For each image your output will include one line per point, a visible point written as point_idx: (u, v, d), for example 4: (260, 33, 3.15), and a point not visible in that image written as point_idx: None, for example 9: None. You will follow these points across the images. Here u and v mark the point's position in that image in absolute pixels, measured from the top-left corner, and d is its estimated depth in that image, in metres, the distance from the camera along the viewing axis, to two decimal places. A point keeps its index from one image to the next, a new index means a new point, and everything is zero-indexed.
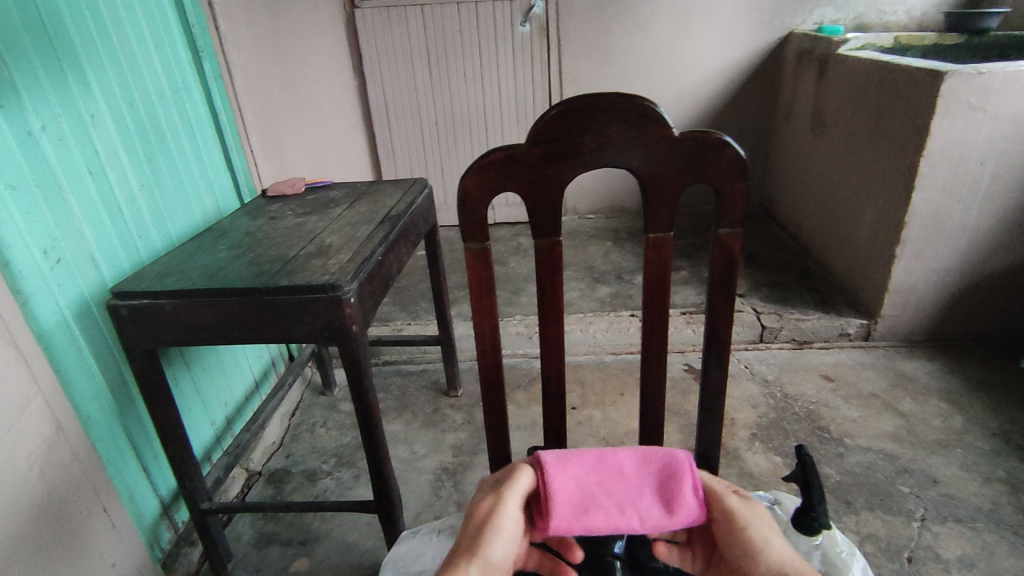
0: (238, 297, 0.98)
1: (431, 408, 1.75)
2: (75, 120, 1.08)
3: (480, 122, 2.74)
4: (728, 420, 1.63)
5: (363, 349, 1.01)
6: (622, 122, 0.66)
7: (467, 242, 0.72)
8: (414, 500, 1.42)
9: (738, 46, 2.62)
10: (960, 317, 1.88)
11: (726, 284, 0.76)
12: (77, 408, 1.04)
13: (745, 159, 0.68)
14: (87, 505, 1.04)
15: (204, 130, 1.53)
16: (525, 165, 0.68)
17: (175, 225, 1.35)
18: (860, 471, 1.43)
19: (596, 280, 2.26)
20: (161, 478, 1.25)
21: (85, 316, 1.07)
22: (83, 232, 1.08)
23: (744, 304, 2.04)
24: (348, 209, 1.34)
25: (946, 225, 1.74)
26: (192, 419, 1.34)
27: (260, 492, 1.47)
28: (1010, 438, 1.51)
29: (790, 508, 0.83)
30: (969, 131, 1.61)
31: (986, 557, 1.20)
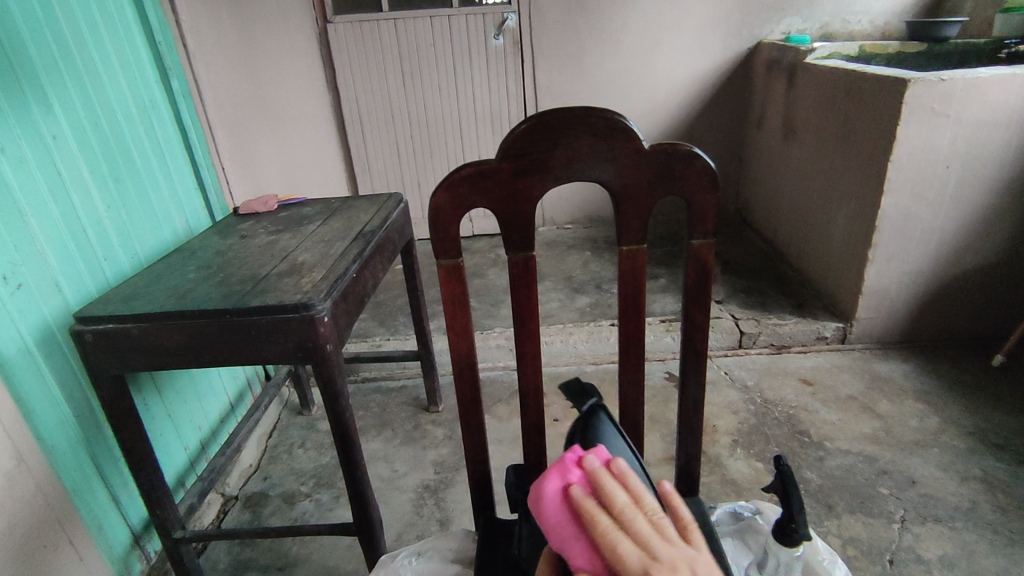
0: (207, 319, 0.95)
1: (412, 424, 1.73)
2: (37, 142, 1.05)
3: (456, 134, 2.73)
4: (710, 427, 1.63)
5: (338, 368, 0.99)
6: (592, 136, 0.66)
7: (440, 259, 0.71)
8: (395, 520, 1.39)
9: (709, 56, 2.67)
10: (932, 318, 1.92)
11: (700, 294, 0.76)
12: (40, 438, 1.00)
13: (715, 170, 0.69)
14: (51, 539, 1.00)
15: (174, 149, 1.50)
16: (496, 180, 0.67)
17: (144, 246, 1.32)
18: (840, 474, 1.44)
19: (576, 290, 2.26)
20: (131, 507, 1.21)
21: (50, 342, 1.04)
22: (45, 255, 1.05)
23: (722, 310, 2.05)
24: (322, 226, 1.32)
25: (915, 228, 1.77)
26: (164, 444, 1.30)
27: (237, 517, 1.43)
28: (986, 436, 1.53)
29: (773, 517, 0.79)
30: (933, 136, 1.65)
31: (965, 557, 1.22)
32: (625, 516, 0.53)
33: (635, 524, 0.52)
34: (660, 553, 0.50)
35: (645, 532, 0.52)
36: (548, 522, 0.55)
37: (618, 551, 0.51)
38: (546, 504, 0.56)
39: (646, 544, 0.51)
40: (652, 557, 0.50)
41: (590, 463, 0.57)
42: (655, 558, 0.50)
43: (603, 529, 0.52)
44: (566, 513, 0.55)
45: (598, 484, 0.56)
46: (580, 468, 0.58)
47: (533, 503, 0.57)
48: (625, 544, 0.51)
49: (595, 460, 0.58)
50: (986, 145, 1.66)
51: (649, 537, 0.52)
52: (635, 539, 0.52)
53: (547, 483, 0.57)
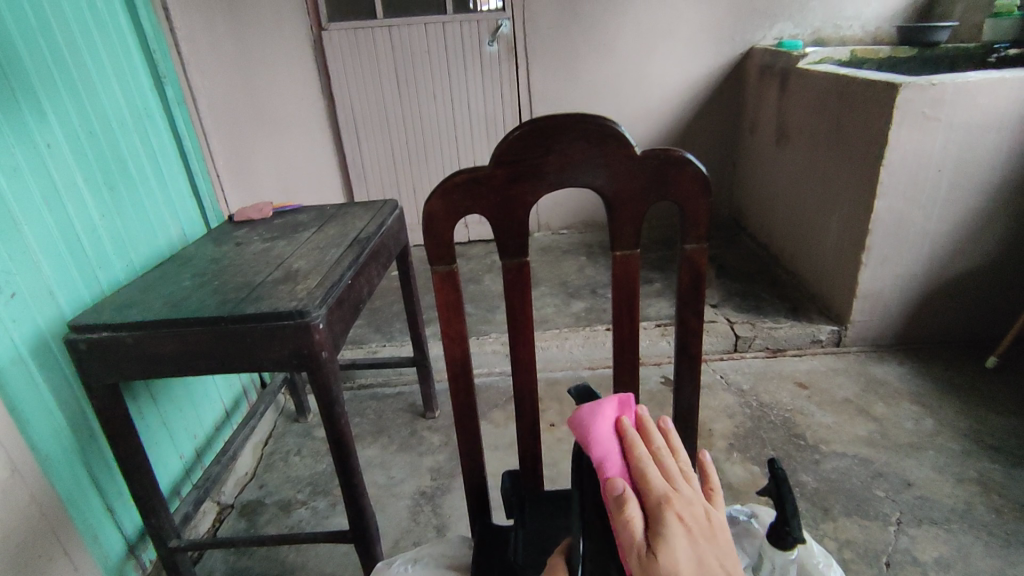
0: (203, 326, 0.95)
1: (408, 431, 1.72)
2: (31, 150, 1.05)
3: (452, 140, 2.74)
4: (706, 431, 1.63)
5: (333, 375, 0.99)
6: (585, 142, 0.66)
7: (434, 266, 0.71)
8: (392, 527, 1.39)
9: (702, 62, 2.68)
10: (926, 321, 1.93)
11: (694, 299, 0.76)
12: (34, 447, 1.00)
13: (707, 175, 0.69)
14: (45, 549, 0.99)
15: (168, 156, 1.50)
16: (489, 186, 0.68)
17: (138, 254, 1.32)
18: (836, 477, 1.44)
19: (572, 295, 2.27)
20: (125, 516, 1.20)
21: (44, 351, 1.03)
22: (39, 263, 1.04)
23: (717, 314, 2.06)
24: (317, 233, 1.32)
25: (908, 231, 1.78)
26: (159, 452, 1.29)
27: (232, 525, 1.43)
28: (980, 438, 1.54)
29: (768, 521, 0.79)
30: (924, 141, 1.66)
31: (962, 559, 1.22)
32: (660, 455, 0.57)
33: (668, 464, 0.55)
34: (686, 491, 0.53)
35: (677, 473, 0.55)
36: (592, 432, 0.58)
37: (650, 475, 0.53)
38: (593, 419, 0.59)
39: (673, 479, 0.54)
40: (679, 490, 0.52)
41: (642, 410, 0.61)
42: (679, 489, 0.53)
43: (641, 452, 0.55)
44: (611, 430, 0.58)
45: (643, 428, 0.59)
46: (632, 407, 0.62)
47: (583, 412, 0.60)
48: (655, 472, 0.54)
49: (648, 411, 0.62)
50: (977, 149, 1.68)
51: (679, 478, 0.54)
52: (666, 473, 0.54)
53: (602, 404, 0.61)
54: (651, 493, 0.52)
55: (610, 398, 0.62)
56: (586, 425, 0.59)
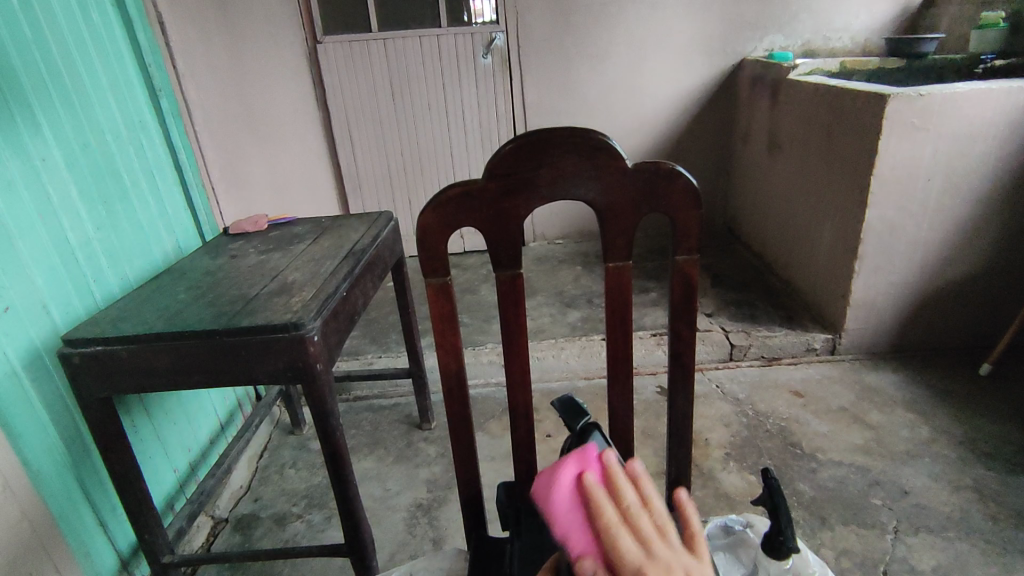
0: (197, 340, 0.95)
1: (404, 442, 1.72)
2: (26, 165, 1.06)
3: (446, 151, 2.75)
4: (702, 441, 1.63)
5: (328, 388, 0.99)
6: (576, 155, 0.67)
7: (429, 278, 0.71)
8: (388, 540, 1.38)
9: (695, 73, 2.71)
10: (920, 328, 1.94)
11: (687, 310, 0.77)
12: (26, 463, 0.99)
13: (698, 188, 0.70)
14: (37, 565, 0.99)
15: (163, 170, 1.51)
16: (483, 199, 0.68)
17: (133, 267, 1.32)
18: (832, 486, 1.45)
19: (567, 305, 2.27)
20: (118, 532, 1.19)
21: (37, 365, 1.03)
22: (33, 278, 1.04)
23: (713, 323, 2.07)
24: (311, 245, 1.33)
25: (900, 239, 1.80)
26: (153, 467, 1.29)
27: (227, 540, 1.42)
28: (975, 445, 1.54)
29: (763, 530, 0.79)
30: (914, 150, 1.68)
31: (958, 567, 1.22)
32: (632, 515, 0.54)
33: (640, 528, 0.53)
34: (663, 558, 0.52)
35: (651, 538, 0.53)
36: (552, 501, 0.53)
37: (622, 551, 0.52)
38: (553, 487, 0.54)
39: (648, 548, 0.53)
40: (653, 562, 0.52)
41: (609, 459, 0.56)
42: (653, 565, 0.51)
43: (609, 524, 0.52)
44: (575, 497, 0.54)
45: (612, 482, 0.55)
46: (596, 458, 0.56)
47: (548, 474, 0.55)
48: (627, 544, 0.52)
49: (612, 457, 0.57)
50: (966, 158, 1.70)
51: (653, 543, 0.53)
52: (639, 540, 0.53)
53: (562, 466, 0.55)
54: (625, 573, 0.51)
55: (571, 458, 0.55)
56: (546, 496, 0.54)
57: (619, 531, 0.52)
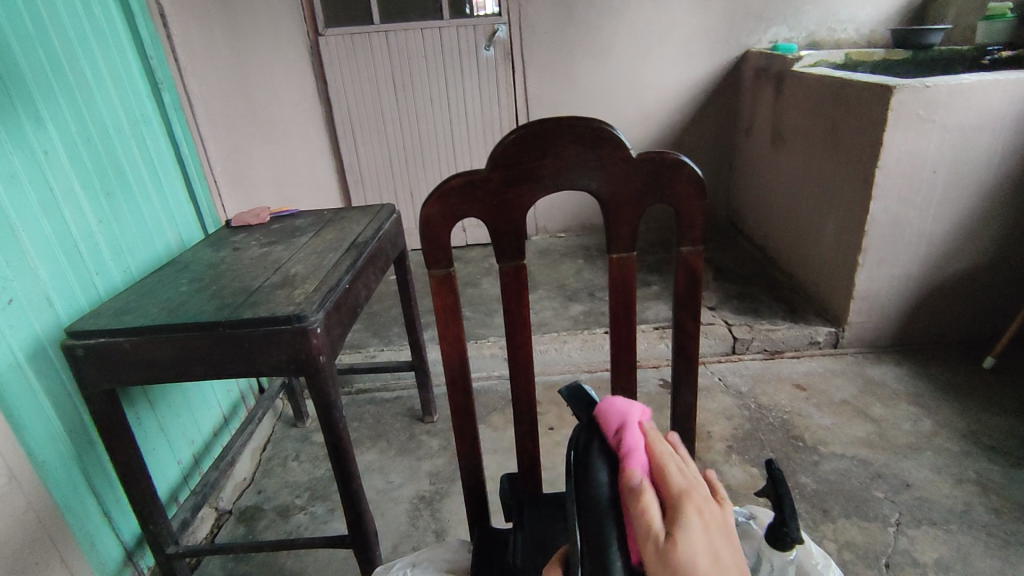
0: (200, 331, 0.95)
1: (407, 435, 1.72)
2: (29, 157, 1.05)
3: (448, 144, 2.75)
4: (705, 434, 1.63)
5: (331, 380, 0.99)
6: (581, 145, 0.67)
7: (431, 269, 0.71)
8: (391, 532, 1.38)
9: (698, 65, 2.69)
10: (924, 321, 1.93)
11: (690, 301, 0.77)
12: (31, 454, 0.99)
13: (702, 178, 0.69)
14: (43, 555, 0.99)
15: (165, 163, 1.50)
16: (486, 189, 0.68)
17: (136, 260, 1.32)
18: (835, 478, 1.45)
19: (569, 298, 2.27)
20: (122, 523, 1.20)
21: (40, 357, 1.03)
22: (36, 270, 1.04)
23: (715, 317, 2.06)
24: (314, 238, 1.32)
25: (904, 232, 1.79)
26: (157, 460, 1.29)
27: (231, 531, 1.42)
28: (978, 439, 1.54)
29: (766, 522, 0.79)
30: (918, 142, 1.67)
31: (960, 559, 1.22)
32: (677, 459, 0.61)
33: (684, 467, 0.60)
34: (702, 491, 0.57)
35: (693, 477, 0.59)
36: (620, 423, 0.62)
37: (669, 473, 0.57)
38: (623, 414, 0.63)
39: (691, 481, 0.58)
40: (696, 486, 0.57)
41: (657, 423, 0.66)
42: (695, 487, 0.57)
43: (658, 450, 0.60)
44: (633, 425, 0.62)
45: (658, 431, 0.63)
46: (650, 419, 0.66)
47: (610, 408, 0.64)
48: (675, 470, 0.58)
49: (661, 424, 0.66)
50: (971, 150, 1.69)
51: (694, 478, 0.59)
52: (683, 472, 0.59)
53: (625, 405, 0.64)
54: (671, 489, 0.56)
55: (635, 403, 0.65)
56: (611, 419, 0.63)
57: (666, 458, 0.59)
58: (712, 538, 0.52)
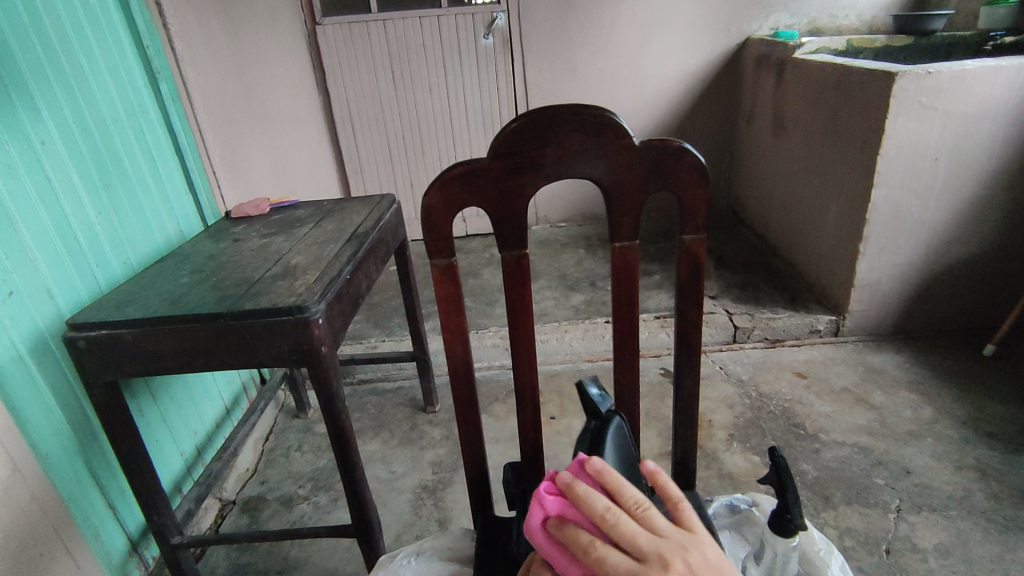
0: (202, 323, 0.95)
1: (409, 425, 1.72)
2: (26, 150, 1.05)
3: (448, 133, 2.73)
4: (706, 422, 1.64)
5: (333, 370, 0.99)
6: (582, 133, 0.66)
7: (434, 259, 0.71)
8: (394, 521, 1.39)
9: (699, 52, 2.67)
10: (925, 308, 1.93)
11: (693, 289, 0.76)
12: (34, 447, 0.99)
13: (705, 165, 0.69)
14: (49, 547, 1.00)
15: (163, 153, 1.49)
16: (487, 178, 0.67)
17: (136, 251, 1.32)
18: (836, 466, 1.45)
19: (570, 288, 2.27)
20: (127, 515, 1.20)
21: (41, 349, 1.03)
22: (36, 263, 1.04)
23: (716, 306, 2.06)
24: (314, 228, 1.32)
25: (906, 219, 1.78)
26: (159, 451, 1.29)
27: (234, 521, 1.43)
28: (978, 425, 1.55)
29: (768, 509, 0.79)
30: (921, 129, 1.66)
31: (960, 545, 1.23)
32: (607, 523, 0.54)
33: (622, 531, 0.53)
34: (654, 550, 0.52)
35: (639, 533, 0.53)
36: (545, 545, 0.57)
37: (610, 565, 0.52)
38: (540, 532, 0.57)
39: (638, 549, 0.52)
40: (646, 562, 0.51)
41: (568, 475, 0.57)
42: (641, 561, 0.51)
43: (589, 543, 0.53)
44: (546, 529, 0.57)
45: (574, 498, 0.55)
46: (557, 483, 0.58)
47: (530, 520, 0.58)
48: (616, 557, 0.52)
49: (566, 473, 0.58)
50: (974, 136, 1.68)
51: (640, 541, 0.52)
52: (624, 546, 0.53)
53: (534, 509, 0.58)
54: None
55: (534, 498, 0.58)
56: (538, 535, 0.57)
57: (602, 546, 0.53)
58: None
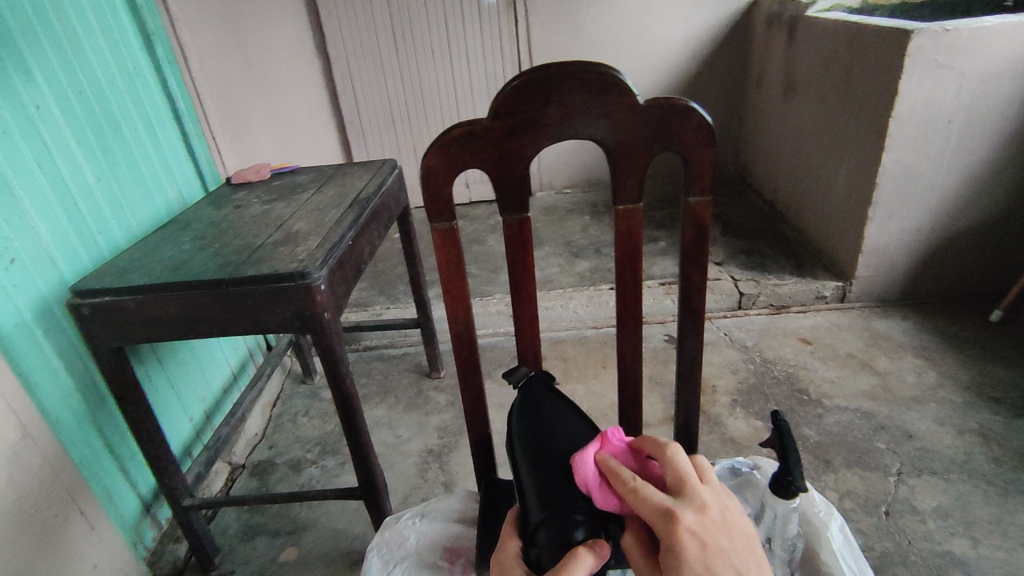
0: (204, 289, 0.95)
1: (415, 390, 1.74)
2: (22, 115, 1.03)
3: (451, 97, 2.69)
4: (709, 387, 1.65)
5: (337, 336, 0.99)
6: (585, 91, 0.64)
7: (434, 222, 0.70)
8: (400, 484, 1.41)
9: (708, 12, 2.60)
10: (934, 275, 1.91)
11: (698, 253, 0.75)
12: (43, 411, 1.01)
13: (712, 125, 0.67)
14: (64, 509, 1.02)
15: (162, 120, 1.48)
16: (488, 138, 0.66)
17: (138, 218, 1.31)
18: (838, 430, 1.46)
19: (575, 254, 2.25)
20: (139, 477, 1.23)
21: (47, 315, 1.04)
22: (37, 229, 1.04)
23: (721, 272, 2.05)
24: (316, 194, 1.31)
25: (916, 183, 1.75)
26: (168, 415, 1.31)
27: (244, 484, 1.46)
28: (982, 390, 1.55)
29: (770, 472, 0.80)
30: (935, 90, 1.62)
31: (959, 507, 1.24)
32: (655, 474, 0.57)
33: (686, 472, 0.56)
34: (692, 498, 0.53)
35: (688, 476, 0.55)
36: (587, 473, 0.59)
37: (647, 493, 0.53)
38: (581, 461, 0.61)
39: (663, 519, 0.51)
40: (684, 501, 0.52)
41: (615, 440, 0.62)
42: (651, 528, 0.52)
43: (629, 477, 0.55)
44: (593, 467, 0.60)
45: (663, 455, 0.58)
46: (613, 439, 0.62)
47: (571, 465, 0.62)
48: (652, 491, 0.53)
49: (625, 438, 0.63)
50: (990, 98, 1.63)
51: (687, 483, 0.54)
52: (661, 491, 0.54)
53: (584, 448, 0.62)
54: (649, 519, 0.52)
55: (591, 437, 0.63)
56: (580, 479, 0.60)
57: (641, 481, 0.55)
58: (709, 551, 0.49)
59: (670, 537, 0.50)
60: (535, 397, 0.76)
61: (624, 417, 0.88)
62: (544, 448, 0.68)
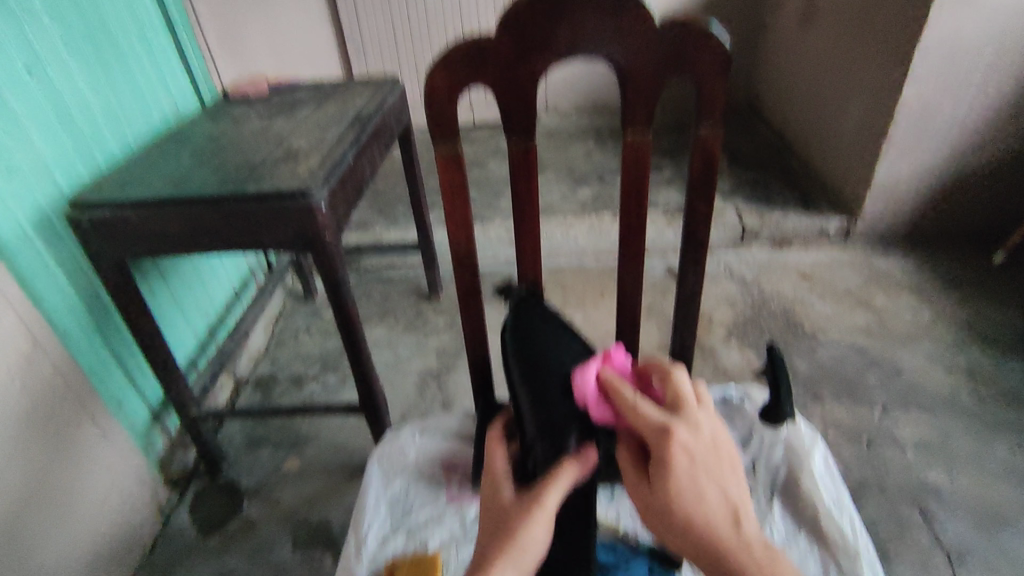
0: (205, 205, 0.94)
1: (415, 312, 1.76)
2: (7, 14, 0.98)
3: (455, 9, 2.54)
4: (706, 319, 1.67)
5: (338, 258, 0.99)
6: (599, 9, 0.61)
7: (438, 144, 0.68)
8: (400, 401, 1.46)
9: None
10: (941, 214, 1.89)
11: (705, 185, 0.74)
12: (50, 321, 1.02)
13: (730, 50, 0.64)
14: (76, 415, 1.06)
15: (153, 25, 1.41)
16: (495, 58, 0.63)
17: (133, 130, 1.28)
18: (829, 364, 1.49)
19: (578, 182, 2.22)
20: (146, 387, 1.26)
21: (48, 228, 1.03)
22: (31, 138, 1.01)
23: (727, 203, 2.01)
24: (314, 110, 1.27)
25: (934, 118, 1.70)
26: (173, 329, 1.34)
27: (249, 397, 1.51)
28: (975, 329, 1.57)
29: (759, 402, 0.83)
30: (967, 19, 1.53)
31: (938, 439, 1.29)
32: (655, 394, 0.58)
33: (685, 393, 0.56)
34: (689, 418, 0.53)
35: (687, 397, 0.56)
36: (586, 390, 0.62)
37: (645, 410, 0.54)
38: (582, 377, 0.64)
39: (659, 435, 0.52)
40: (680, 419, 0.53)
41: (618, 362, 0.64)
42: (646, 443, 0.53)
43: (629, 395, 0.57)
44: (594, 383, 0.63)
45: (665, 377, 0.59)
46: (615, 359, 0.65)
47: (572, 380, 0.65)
48: (651, 409, 0.54)
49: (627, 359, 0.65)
50: None
51: (686, 404, 0.55)
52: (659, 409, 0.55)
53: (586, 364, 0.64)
54: (645, 434, 0.53)
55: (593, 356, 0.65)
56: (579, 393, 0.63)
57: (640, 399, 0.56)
58: (699, 467, 0.50)
59: (663, 449, 0.51)
60: (526, 307, 0.74)
61: (621, 345, 0.90)
62: (538, 366, 0.68)
